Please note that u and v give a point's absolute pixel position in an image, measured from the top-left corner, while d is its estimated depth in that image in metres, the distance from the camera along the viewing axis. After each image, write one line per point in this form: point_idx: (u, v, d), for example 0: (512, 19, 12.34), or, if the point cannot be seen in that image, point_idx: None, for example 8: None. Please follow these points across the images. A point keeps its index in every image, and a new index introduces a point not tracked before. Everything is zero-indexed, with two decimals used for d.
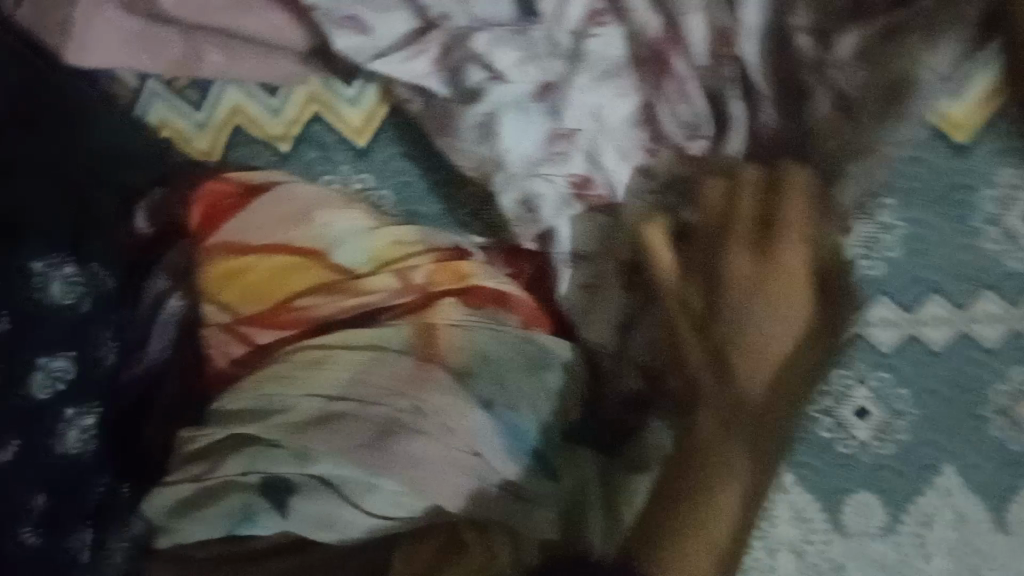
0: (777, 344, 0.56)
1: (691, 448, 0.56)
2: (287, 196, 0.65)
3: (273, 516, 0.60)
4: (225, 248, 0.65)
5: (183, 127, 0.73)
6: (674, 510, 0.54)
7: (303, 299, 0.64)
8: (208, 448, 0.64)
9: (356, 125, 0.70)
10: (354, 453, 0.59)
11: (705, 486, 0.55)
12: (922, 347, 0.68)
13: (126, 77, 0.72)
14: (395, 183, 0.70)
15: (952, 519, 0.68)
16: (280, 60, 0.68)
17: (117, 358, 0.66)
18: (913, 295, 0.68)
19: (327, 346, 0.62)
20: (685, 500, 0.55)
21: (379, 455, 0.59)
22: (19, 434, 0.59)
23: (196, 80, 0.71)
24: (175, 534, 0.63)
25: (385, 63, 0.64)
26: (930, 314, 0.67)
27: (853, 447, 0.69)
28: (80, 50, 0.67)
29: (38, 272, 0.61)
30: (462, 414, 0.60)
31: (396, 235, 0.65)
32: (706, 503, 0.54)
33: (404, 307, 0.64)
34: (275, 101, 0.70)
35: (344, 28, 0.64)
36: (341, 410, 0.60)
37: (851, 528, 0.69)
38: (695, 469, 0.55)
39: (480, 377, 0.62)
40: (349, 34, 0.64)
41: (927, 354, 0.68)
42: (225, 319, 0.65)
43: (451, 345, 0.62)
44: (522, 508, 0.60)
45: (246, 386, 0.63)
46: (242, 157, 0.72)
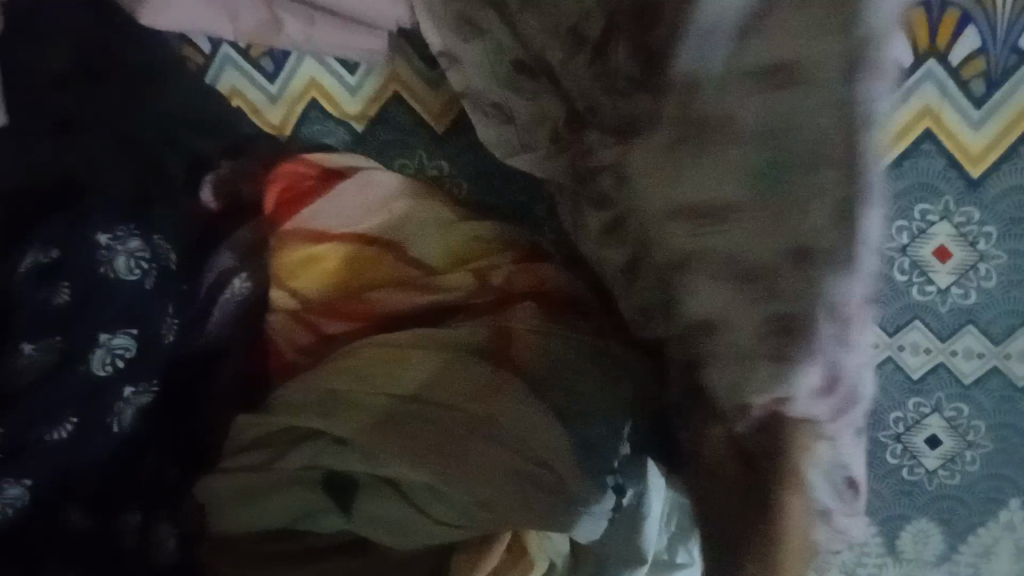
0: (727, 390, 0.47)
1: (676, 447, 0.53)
2: (366, 184, 0.63)
3: (335, 515, 0.59)
4: (299, 233, 0.62)
5: (255, 97, 0.71)
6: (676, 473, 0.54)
7: (376, 292, 0.62)
8: (267, 436, 0.62)
9: (442, 111, 0.67)
10: (420, 459, 0.57)
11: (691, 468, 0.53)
12: (1004, 379, 0.66)
13: (199, 41, 0.69)
14: (473, 173, 0.68)
15: (1008, 548, 0.73)
16: (363, 37, 0.63)
17: (177, 335, 0.63)
18: (1003, 327, 0.65)
19: (403, 342, 0.61)
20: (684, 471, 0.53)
21: (452, 461, 0.57)
22: (75, 410, 0.58)
23: (272, 51, 0.67)
24: (229, 521, 0.61)
25: (524, 159, 0.61)
26: (1018, 347, 0.65)
27: (919, 473, 0.71)
28: (155, 13, 0.63)
29: (104, 245, 0.59)
30: (537, 427, 0.57)
31: (475, 232, 0.63)
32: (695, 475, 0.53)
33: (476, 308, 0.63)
34: (353, 79, 0.67)
35: (491, 113, 0.61)
36: (414, 412, 0.58)
37: (907, 554, 0.76)
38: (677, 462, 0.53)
39: (553, 386, 0.59)
40: (494, 120, 0.61)
41: (1008, 387, 0.67)
42: (292, 305, 0.63)
43: (527, 351, 0.60)
44: (571, 515, 0.57)
45: (316, 377, 0.61)
46: (315, 132, 0.71)
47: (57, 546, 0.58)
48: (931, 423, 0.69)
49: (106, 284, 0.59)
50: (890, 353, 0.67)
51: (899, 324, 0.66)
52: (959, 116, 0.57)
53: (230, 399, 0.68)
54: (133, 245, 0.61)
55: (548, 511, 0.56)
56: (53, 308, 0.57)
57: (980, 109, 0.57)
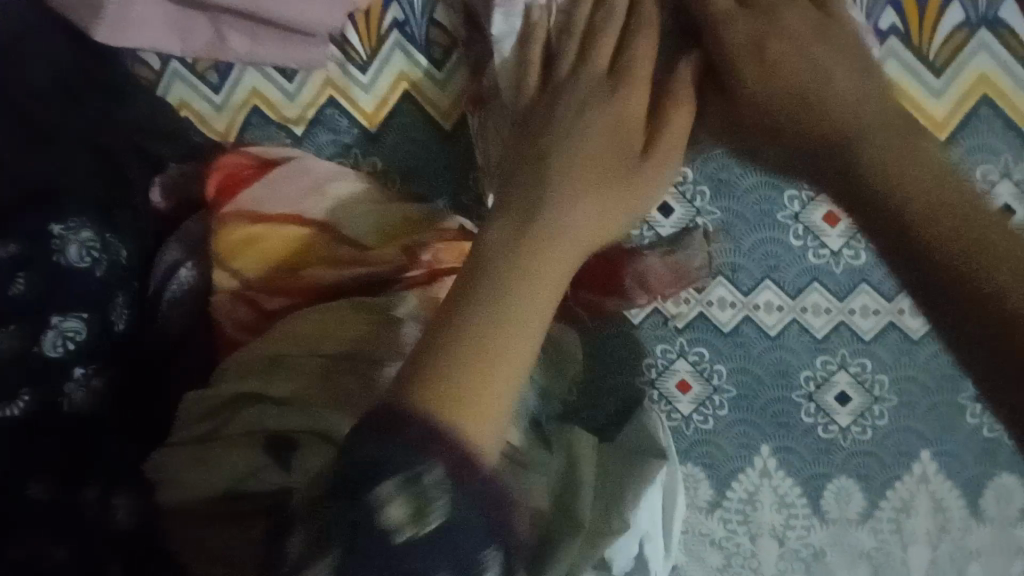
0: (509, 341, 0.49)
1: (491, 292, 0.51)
2: (299, 170, 0.72)
3: (275, 470, 0.61)
4: (241, 217, 0.69)
5: (200, 107, 0.78)
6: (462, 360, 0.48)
7: (315, 268, 0.69)
8: (211, 410, 0.65)
9: (370, 112, 0.75)
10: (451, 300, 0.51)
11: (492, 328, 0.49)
12: (901, 332, 0.72)
13: (148, 59, 0.78)
14: (403, 167, 0.76)
15: (926, 503, 0.76)
16: (304, 47, 0.71)
17: (127, 325, 0.68)
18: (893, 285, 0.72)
19: (337, 310, 0.67)
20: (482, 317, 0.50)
21: (501, 270, 0.52)
22: (28, 386, 0.61)
23: (216, 64, 0.76)
24: (180, 488, 0.64)
25: None
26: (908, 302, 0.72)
27: (834, 431, 0.75)
28: (111, 33, 0.69)
29: (57, 235, 0.64)
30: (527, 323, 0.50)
31: (405, 214, 0.72)
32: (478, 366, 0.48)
33: (584, 180, 0.56)
34: (291, 86, 0.76)
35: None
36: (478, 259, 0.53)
37: (831, 514, 0.77)
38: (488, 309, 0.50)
39: None
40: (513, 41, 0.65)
41: (905, 340, 0.73)
42: (235, 285, 0.69)
43: None
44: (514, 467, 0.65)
45: (256, 349, 0.67)
46: (256, 136, 0.78)
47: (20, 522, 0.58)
48: (839, 379, 0.74)
49: (62, 269, 0.63)
50: (654, 305, 0.76)
51: (799, 286, 0.73)
52: (922, 84, 0.67)
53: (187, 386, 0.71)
54: (86, 235, 0.65)
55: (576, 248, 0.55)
56: (10, 295, 0.62)
57: (941, 78, 0.67)
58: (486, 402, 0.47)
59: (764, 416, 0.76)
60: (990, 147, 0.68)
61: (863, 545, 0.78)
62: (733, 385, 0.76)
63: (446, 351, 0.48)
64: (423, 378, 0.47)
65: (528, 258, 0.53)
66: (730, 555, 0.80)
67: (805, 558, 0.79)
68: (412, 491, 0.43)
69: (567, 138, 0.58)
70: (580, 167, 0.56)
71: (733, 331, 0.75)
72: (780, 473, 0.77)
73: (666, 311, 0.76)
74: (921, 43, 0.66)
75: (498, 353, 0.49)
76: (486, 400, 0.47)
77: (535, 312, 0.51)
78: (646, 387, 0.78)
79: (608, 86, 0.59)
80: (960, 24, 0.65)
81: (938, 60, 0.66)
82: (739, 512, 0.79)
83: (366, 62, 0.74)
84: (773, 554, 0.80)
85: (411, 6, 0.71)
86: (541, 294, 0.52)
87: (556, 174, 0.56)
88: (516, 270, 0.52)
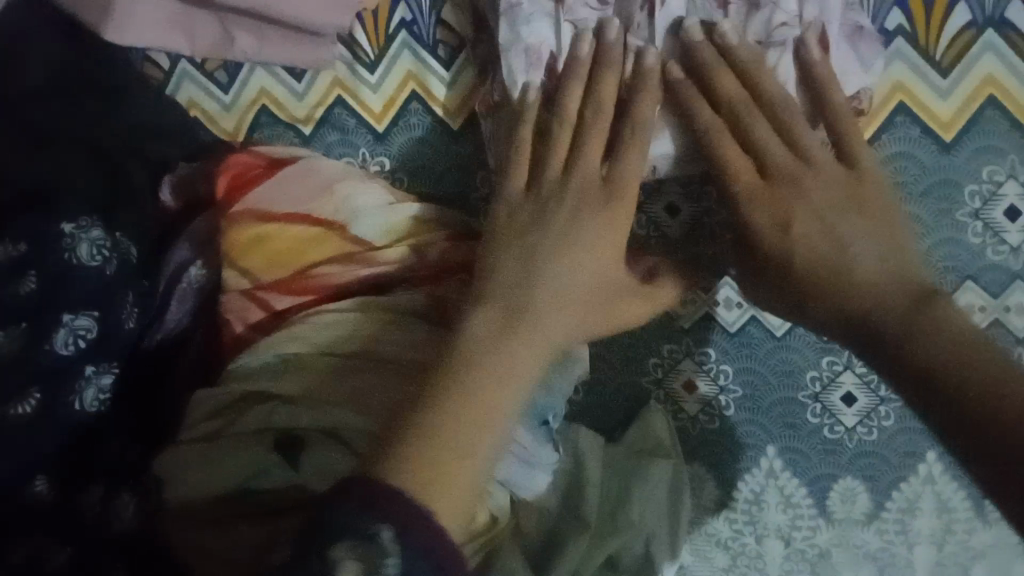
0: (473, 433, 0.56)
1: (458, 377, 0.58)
2: (310, 170, 0.72)
3: (285, 469, 0.63)
4: (250, 215, 0.72)
5: (210, 107, 0.79)
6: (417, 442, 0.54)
7: (323, 267, 0.70)
8: (218, 408, 0.66)
9: (376, 112, 0.76)
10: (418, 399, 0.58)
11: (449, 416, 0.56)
12: None
13: (159, 59, 0.79)
14: (411, 166, 0.77)
15: (932, 504, 0.75)
16: (309, 46, 0.72)
17: (137, 324, 0.67)
18: None
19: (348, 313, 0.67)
20: (445, 406, 0.56)
21: (476, 370, 0.59)
22: (38, 385, 0.60)
23: (225, 64, 0.77)
24: (184, 487, 0.64)
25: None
26: None
27: (840, 432, 0.75)
28: (117, 31, 0.70)
29: (68, 234, 0.63)
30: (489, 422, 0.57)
31: (412, 213, 0.71)
32: (439, 444, 0.54)
33: (571, 281, 0.63)
34: (299, 86, 0.76)
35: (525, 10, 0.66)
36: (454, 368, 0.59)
37: (837, 514, 0.78)
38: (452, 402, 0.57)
39: None
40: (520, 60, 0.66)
41: None
42: (245, 284, 0.72)
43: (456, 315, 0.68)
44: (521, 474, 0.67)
45: (263, 346, 0.67)
46: (267, 135, 0.79)
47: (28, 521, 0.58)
48: (845, 380, 0.73)
49: (72, 268, 0.63)
50: (661, 307, 0.74)
51: None
52: (927, 85, 0.67)
53: (191, 383, 0.71)
54: (96, 233, 0.65)
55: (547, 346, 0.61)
56: (21, 294, 0.61)
57: (947, 79, 0.67)
58: (447, 488, 0.53)
59: (770, 417, 0.76)
60: (995, 146, 0.67)
61: (869, 546, 0.78)
62: (739, 386, 0.76)
63: (415, 439, 0.55)
64: (388, 464, 0.53)
65: (497, 362, 0.59)
66: (736, 555, 0.81)
67: (810, 558, 0.80)
68: (366, 549, 0.48)
69: (555, 245, 0.63)
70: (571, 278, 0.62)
71: (739, 330, 0.74)
72: (786, 474, 0.77)
73: (672, 312, 0.75)
74: (927, 44, 0.66)
75: (465, 440, 0.55)
76: (443, 488, 0.53)
77: (499, 410, 0.57)
78: (651, 387, 0.78)
79: (604, 200, 0.64)
80: (966, 24, 0.65)
81: (943, 60, 0.67)
82: (745, 512, 0.79)
83: (373, 61, 0.74)
84: (779, 554, 0.80)
85: (420, 7, 0.71)
86: (511, 381, 0.59)
87: (546, 277, 0.62)
88: (485, 379, 0.58)
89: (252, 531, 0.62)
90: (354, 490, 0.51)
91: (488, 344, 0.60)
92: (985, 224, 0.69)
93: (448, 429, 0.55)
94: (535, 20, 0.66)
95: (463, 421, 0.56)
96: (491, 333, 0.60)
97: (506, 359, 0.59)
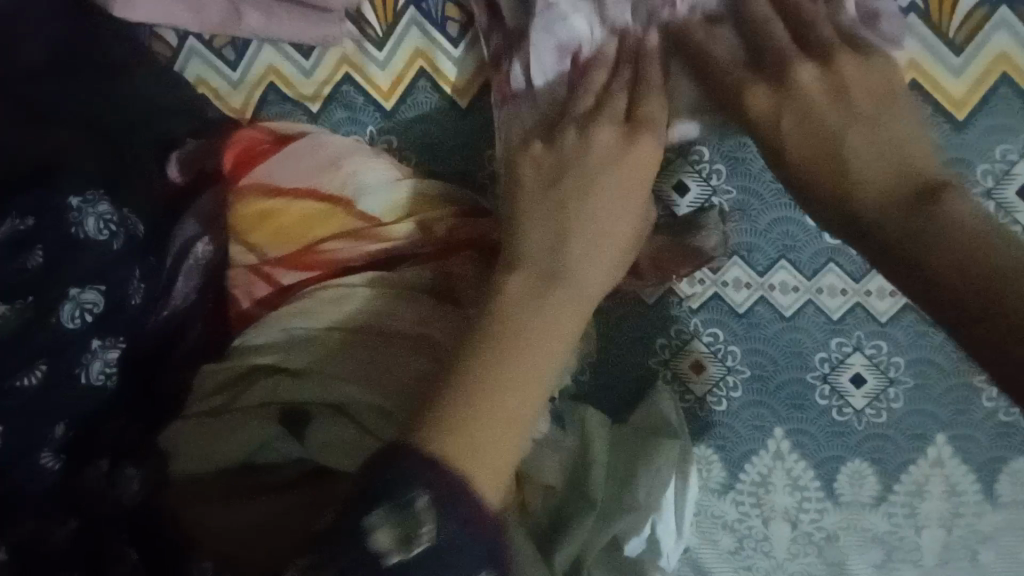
0: (522, 394, 0.57)
1: (501, 334, 0.59)
2: (314, 146, 0.73)
3: (289, 441, 0.63)
4: (258, 189, 0.73)
5: (217, 83, 0.80)
6: (458, 402, 0.55)
7: (329, 244, 0.71)
8: (227, 382, 0.67)
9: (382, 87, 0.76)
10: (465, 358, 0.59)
11: (498, 368, 0.57)
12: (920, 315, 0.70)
13: (167, 36, 0.79)
14: (419, 144, 0.77)
15: (941, 487, 0.75)
16: (318, 23, 0.72)
17: (144, 300, 0.66)
18: None
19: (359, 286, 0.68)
20: (488, 361, 0.58)
21: (524, 328, 0.60)
22: (46, 356, 0.59)
23: (233, 41, 0.77)
24: (190, 459, 0.64)
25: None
26: None
27: (848, 414, 0.75)
28: (126, 4, 0.71)
29: (75, 207, 0.63)
30: (536, 379, 0.58)
31: (417, 189, 0.71)
32: (481, 404, 0.55)
33: (605, 230, 0.63)
34: (307, 63, 0.77)
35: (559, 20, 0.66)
36: (500, 328, 0.59)
37: (845, 497, 0.77)
38: (496, 354, 0.58)
39: None
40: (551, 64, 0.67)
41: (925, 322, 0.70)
42: (253, 259, 0.73)
43: (464, 291, 0.68)
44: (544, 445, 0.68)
45: (272, 319, 0.68)
46: (275, 112, 0.79)
47: (34, 492, 0.58)
48: (855, 361, 0.73)
49: (80, 242, 0.62)
50: (669, 285, 0.75)
51: (815, 268, 0.71)
52: (940, 63, 0.67)
53: (198, 357, 0.72)
54: (103, 208, 0.64)
55: (581, 310, 0.62)
56: (29, 267, 0.60)
57: (960, 56, 0.66)
58: (497, 451, 0.54)
59: (777, 397, 0.76)
60: (1008, 125, 0.67)
61: (877, 529, 0.78)
62: (747, 366, 0.76)
63: (464, 399, 0.56)
64: (435, 429, 0.53)
65: (542, 320, 0.60)
66: (742, 537, 0.81)
67: (817, 541, 0.79)
68: (399, 519, 0.49)
69: (589, 201, 0.62)
70: (605, 236, 0.63)
71: (747, 312, 0.74)
72: (793, 455, 0.77)
73: (680, 292, 0.75)
74: (941, 21, 0.66)
75: (512, 394, 0.57)
76: (493, 450, 0.54)
77: (544, 372, 0.59)
78: (659, 367, 0.78)
79: (623, 145, 0.63)
80: (980, 1, 0.65)
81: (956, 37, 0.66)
82: (752, 494, 0.79)
83: (381, 38, 0.74)
84: (785, 537, 0.80)
85: None
86: (555, 341, 0.60)
87: (582, 239, 0.62)
88: (534, 339, 0.59)
89: (260, 506, 0.61)
90: (399, 461, 0.51)
91: (528, 305, 0.60)
92: (997, 204, 0.69)
93: (494, 387, 0.56)
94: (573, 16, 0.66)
95: (514, 376, 0.57)
96: (534, 290, 0.61)
97: (550, 316, 0.60)
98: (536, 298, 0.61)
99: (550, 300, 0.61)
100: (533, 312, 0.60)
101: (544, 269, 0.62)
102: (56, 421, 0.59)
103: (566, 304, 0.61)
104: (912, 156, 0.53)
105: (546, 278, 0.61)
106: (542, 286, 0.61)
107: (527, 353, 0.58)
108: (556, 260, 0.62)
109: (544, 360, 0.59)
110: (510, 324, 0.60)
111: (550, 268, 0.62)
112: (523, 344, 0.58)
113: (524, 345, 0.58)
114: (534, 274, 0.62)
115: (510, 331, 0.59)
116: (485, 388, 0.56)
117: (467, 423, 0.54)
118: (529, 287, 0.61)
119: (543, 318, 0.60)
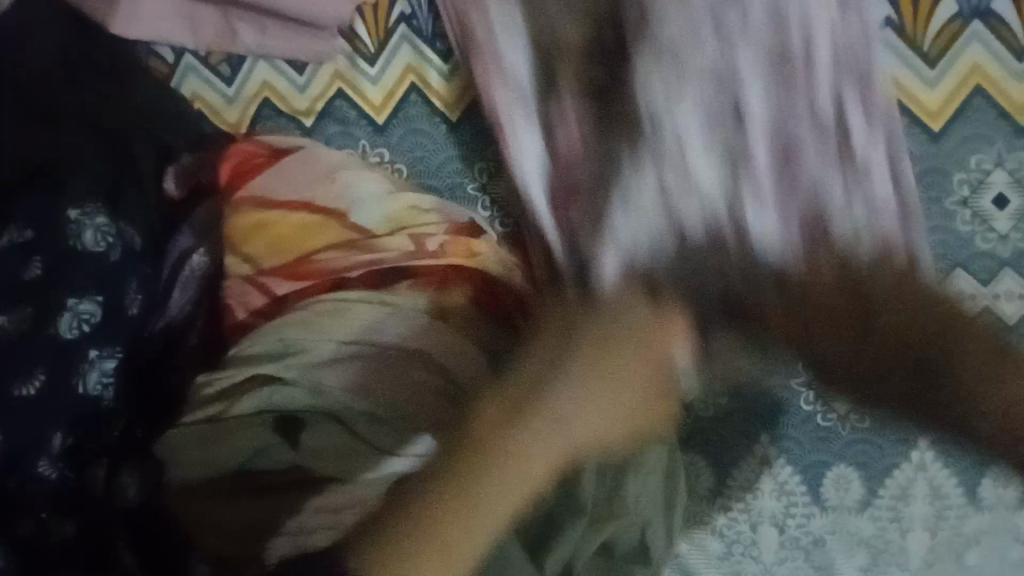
0: (478, 521, 0.55)
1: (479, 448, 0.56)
2: (309, 159, 0.77)
3: (284, 448, 0.63)
4: (253, 200, 0.76)
5: (213, 99, 0.82)
6: (410, 513, 0.55)
7: (322, 254, 0.73)
8: (222, 389, 0.67)
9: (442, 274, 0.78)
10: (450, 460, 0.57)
11: (464, 482, 0.55)
12: None
13: (164, 54, 0.81)
14: (411, 157, 0.79)
15: (924, 490, 0.76)
16: (310, 38, 0.74)
17: (141, 310, 0.67)
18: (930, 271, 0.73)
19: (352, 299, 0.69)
20: (458, 468, 0.56)
21: (499, 450, 0.56)
22: (44, 366, 0.61)
23: (229, 57, 0.80)
24: (188, 466, 0.64)
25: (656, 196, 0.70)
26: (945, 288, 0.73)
27: (833, 420, 0.76)
28: (125, 21, 0.72)
29: (73, 220, 0.65)
30: (491, 513, 0.55)
31: (410, 202, 0.75)
32: (427, 519, 0.55)
33: (594, 349, 0.58)
34: (301, 79, 0.79)
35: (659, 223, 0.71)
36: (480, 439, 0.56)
37: (831, 502, 0.79)
38: (460, 468, 0.56)
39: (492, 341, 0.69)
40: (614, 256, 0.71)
41: None
42: (246, 270, 0.75)
43: (456, 306, 0.70)
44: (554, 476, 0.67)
45: (267, 327, 0.69)
46: (269, 126, 0.82)
47: (29, 499, 0.59)
48: None
49: (75, 253, 0.64)
50: None
51: None
52: (916, 76, 0.69)
53: (197, 364, 0.72)
54: (100, 220, 0.66)
55: (561, 436, 0.56)
56: (26, 278, 0.63)
57: (935, 70, 0.69)
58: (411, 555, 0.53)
59: (762, 403, 0.77)
60: (983, 137, 0.69)
61: (863, 534, 0.79)
62: None
63: (428, 493, 0.56)
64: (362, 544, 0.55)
65: (524, 435, 0.56)
66: (730, 542, 0.82)
67: (805, 546, 0.80)
68: None
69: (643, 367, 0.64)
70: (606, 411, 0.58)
71: None
72: (780, 460, 0.79)
73: None
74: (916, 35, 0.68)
75: (465, 517, 0.55)
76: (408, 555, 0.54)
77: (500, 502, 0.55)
78: None
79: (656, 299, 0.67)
80: (954, 14, 0.67)
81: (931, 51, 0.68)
82: (740, 500, 0.81)
83: (374, 54, 0.76)
84: (774, 541, 0.81)
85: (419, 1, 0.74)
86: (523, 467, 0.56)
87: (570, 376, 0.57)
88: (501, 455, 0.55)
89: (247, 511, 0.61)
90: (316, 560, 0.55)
91: (507, 423, 0.56)
92: (974, 212, 0.71)
93: (440, 509, 0.55)
94: (649, 231, 0.71)
95: (462, 505, 0.55)
96: (515, 402, 0.57)
97: (527, 436, 0.56)
98: (508, 419, 0.56)
99: (535, 425, 0.56)
100: (501, 426, 0.56)
101: (528, 380, 0.58)
102: (52, 430, 0.60)
103: (546, 428, 0.56)
104: (938, 319, 0.66)
105: (529, 393, 0.57)
106: (528, 401, 0.57)
107: (489, 469, 0.55)
108: (555, 358, 0.58)
109: (509, 494, 0.56)
110: (485, 440, 0.56)
111: (536, 377, 0.57)
112: (484, 452, 0.56)
113: (497, 469, 0.55)
114: (521, 388, 0.58)
115: (482, 445, 0.57)
116: (435, 508, 0.55)
117: (393, 544, 0.54)
118: (507, 399, 0.58)
119: (513, 432, 0.56)
